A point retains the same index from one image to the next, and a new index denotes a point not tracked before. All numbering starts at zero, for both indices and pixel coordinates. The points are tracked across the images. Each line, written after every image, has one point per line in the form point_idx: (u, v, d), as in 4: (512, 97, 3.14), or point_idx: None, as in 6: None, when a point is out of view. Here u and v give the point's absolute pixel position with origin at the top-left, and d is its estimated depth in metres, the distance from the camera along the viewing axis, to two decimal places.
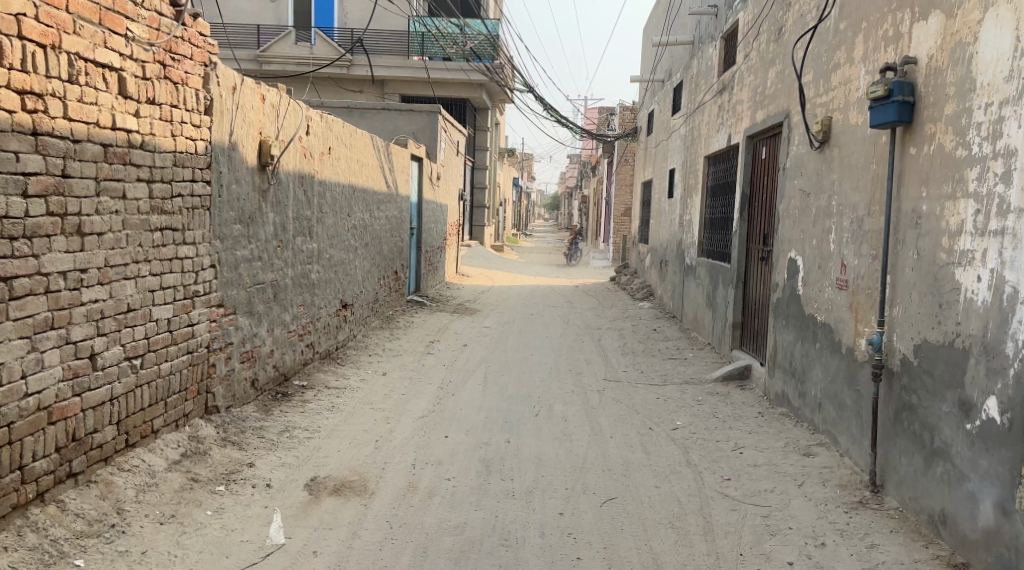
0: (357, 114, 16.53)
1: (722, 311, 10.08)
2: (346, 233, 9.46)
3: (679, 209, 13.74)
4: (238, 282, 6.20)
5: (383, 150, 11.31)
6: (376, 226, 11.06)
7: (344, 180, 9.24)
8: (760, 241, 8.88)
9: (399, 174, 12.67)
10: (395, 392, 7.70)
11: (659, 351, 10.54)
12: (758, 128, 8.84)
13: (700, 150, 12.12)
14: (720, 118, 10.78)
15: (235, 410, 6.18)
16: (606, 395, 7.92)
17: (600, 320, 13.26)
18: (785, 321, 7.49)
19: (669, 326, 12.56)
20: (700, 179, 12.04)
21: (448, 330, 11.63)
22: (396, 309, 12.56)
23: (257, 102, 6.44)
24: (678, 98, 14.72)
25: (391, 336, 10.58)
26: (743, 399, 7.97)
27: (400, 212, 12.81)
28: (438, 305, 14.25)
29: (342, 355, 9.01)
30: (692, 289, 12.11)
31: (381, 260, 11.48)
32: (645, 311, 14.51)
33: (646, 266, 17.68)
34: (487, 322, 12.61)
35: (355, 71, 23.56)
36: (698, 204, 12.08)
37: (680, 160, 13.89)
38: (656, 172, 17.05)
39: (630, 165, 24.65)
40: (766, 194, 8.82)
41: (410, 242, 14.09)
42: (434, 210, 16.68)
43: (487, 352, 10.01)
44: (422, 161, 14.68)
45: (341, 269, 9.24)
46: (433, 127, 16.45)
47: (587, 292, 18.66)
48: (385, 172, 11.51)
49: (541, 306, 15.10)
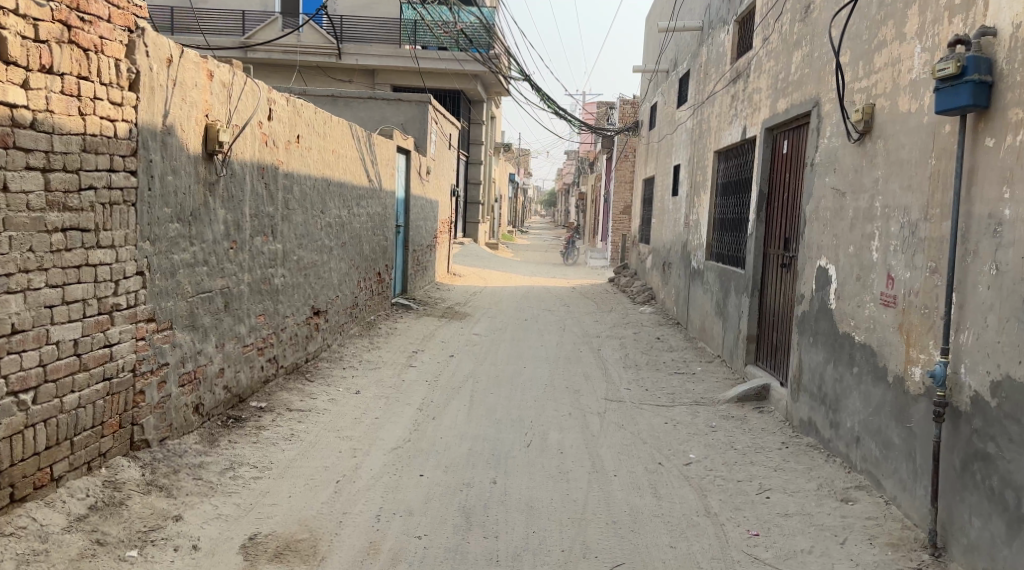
0: (343, 103, 15.59)
1: (733, 322, 9.17)
2: (319, 232, 8.51)
3: (684, 208, 12.80)
4: (175, 291, 5.28)
5: (364, 140, 10.35)
6: (356, 224, 10.13)
7: (316, 173, 8.31)
8: (779, 245, 7.98)
9: (384, 167, 11.74)
10: (368, 415, 6.76)
11: (665, 364, 9.60)
12: (778, 119, 7.93)
13: (710, 143, 11.19)
14: (733, 109, 9.87)
15: (171, 444, 5.26)
16: (608, 419, 7.01)
17: (599, 327, 12.33)
18: (813, 339, 6.57)
19: (674, 335, 11.65)
20: (709, 175, 11.11)
21: (434, 338, 10.69)
22: (379, 313, 11.62)
23: (203, 79, 5.53)
24: (684, 89, 13.78)
25: (371, 345, 9.65)
26: (763, 424, 7.05)
27: (385, 208, 11.87)
28: (425, 309, 13.32)
29: (311, 368, 8.06)
30: (699, 295, 11.19)
31: (362, 261, 10.53)
32: (647, 317, 13.58)
33: (647, 268, 16.78)
34: (477, 329, 11.67)
35: (344, 61, 22.66)
36: (706, 203, 11.16)
37: (686, 155, 12.98)
38: (659, 167, 16.14)
39: (630, 161, 23.76)
40: (786, 194, 7.91)
41: (396, 240, 13.15)
42: (424, 207, 15.75)
43: (475, 364, 9.08)
44: (410, 154, 13.73)
45: (313, 271, 8.30)
46: (423, 118, 15.52)
47: (584, 294, 17.75)
48: (367, 164, 10.56)
49: (536, 311, 14.17)
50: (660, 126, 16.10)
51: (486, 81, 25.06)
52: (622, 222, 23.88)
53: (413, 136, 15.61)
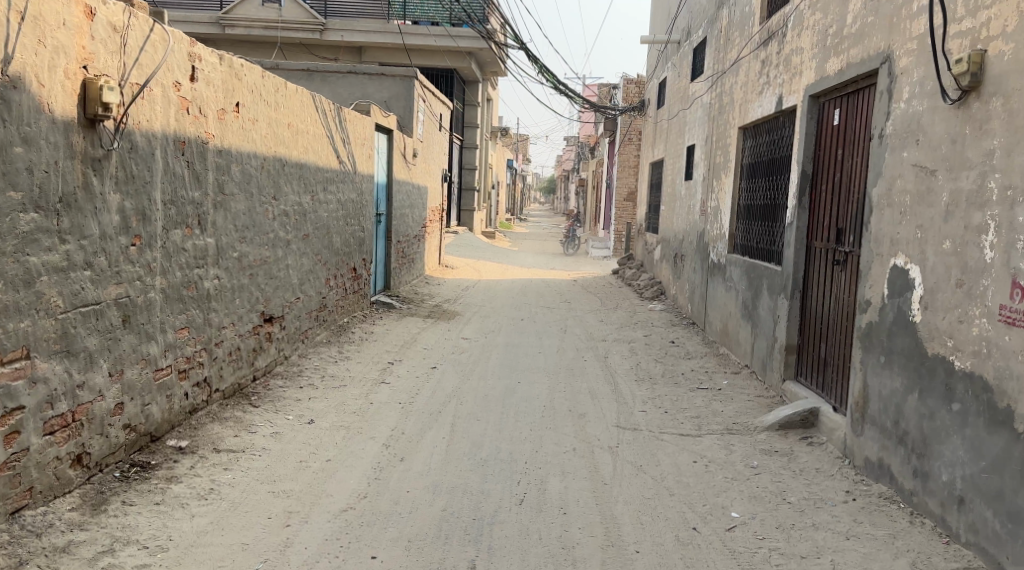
0: (319, 78, 14.12)
1: (766, 329, 7.76)
2: (272, 221, 7.10)
3: (700, 193, 11.40)
4: (35, 307, 3.93)
5: (332, 115, 8.94)
6: (323, 213, 8.69)
7: (266, 151, 6.89)
8: (831, 237, 6.59)
9: (360, 147, 10.29)
10: (321, 452, 5.35)
11: (684, 376, 8.17)
12: (830, 84, 6.53)
13: (733, 118, 9.76)
14: (764, 76, 8.43)
15: (30, 516, 3.92)
16: (621, 455, 5.60)
17: (604, 329, 10.92)
18: (884, 359, 5.16)
19: (691, 338, 10.24)
20: (731, 155, 9.70)
21: (415, 343, 9.27)
22: (355, 314, 10.18)
23: (75, 16, 4.12)
24: (700, 59, 12.36)
25: (340, 354, 8.21)
26: (816, 463, 5.64)
27: (361, 195, 10.43)
28: (410, 308, 11.90)
29: (258, 389, 6.63)
30: (720, 293, 9.77)
31: (331, 256, 9.10)
32: (658, 315, 12.17)
33: (656, 259, 15.37)
34: (465, 332, 10.26)
35: (329, 37, 21.10)
36: (728, 187, 9.75)
37: (702, 133, 11.54)
38: (669, 150, 14.70)
39: (634, 144, 22.31)
40: (840, 174, 6.51)
41: (376, 231, 11.71)
42: (411, 194, 14.32)
43: (460, 378, 7.68)
44: (392, 134, 12.28)
45: (261, 270, 6.84)
46: (409, 94, 14.08)
47: (586, 288, 16.32)
48: (336, 142, 9.14)
49: (534, 309, 12.74)
50: (671, 103, 14.64)
51: (481, 59, 23.54)
52: (626, 209, 22.45)
53: (398, 115, 14.16)
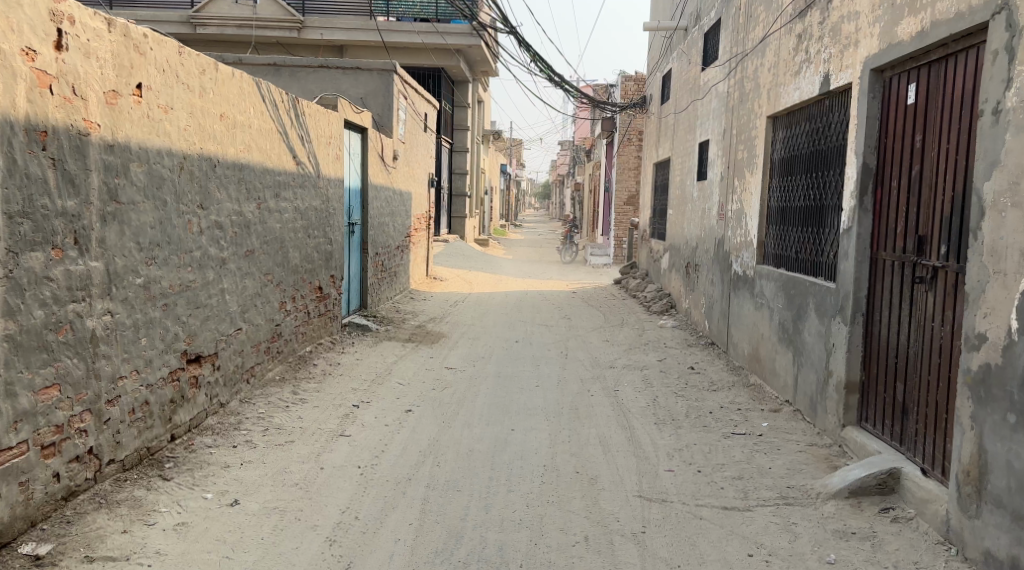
0: (286, 73, 12.67)
1: (816, 359, 6.30)
2: (196, 236, 5.66)
3: (717, 194, 10.01)
4: None
5: (284, 106, 7.51)
6: (274, 224, 7.23)
7: (183, 146, 5.44)
8: (906, 247, 5.15)
9: (324, 146, 8.83)
10: (243, 557, 3.95)
11: (714, 415, 6.73)
12: (904, 50, 5.09)
13: (759, 107, 8.35)
14: (801, 53, 7.03)
15: None
16: (650, 548, 4.19)
17: (611, 351, 9.50)
18: (1016, 419, 3.75)
19: (712, 362, 8.81)
20: (758, 148, 8.27)
21: (389, 376, 7.83)
22: (321, 342, 8.71)
23: None
24: (713, 44, 10.98)
25: (293, 396, 6.72)
26: (911, 552, 4.23)
27: (328, 202, 8.98)
28: (388, 329, 10.42)
29: (181, 452, 5.20)
30: (747, 310, 8.32)
31: (288, 275, 7.67)
32: (670, 333, 10.75)
33: (663, 269, 13.93)
34: (449, 359, 8.83)
35: (308, 35, 19.72)
36: (754, 187, 8.32)
37: (718, 128, 10.13)
38: (676, 148, 13.29)
39: (634, 145, 20.90)
40: (917, 166, 5.07)
41: (348, 243, 10.26)
42: (391, 200, 12.86)
43: (439, 423, 6.23)
44: (366, 132, 10.83)
45: (177, 299, 5.38)
46: (387, 91, 12.66)
47: (587, 300, 14.87)
48: (291, 139, 7.70)
49: (530, 328, 11.28)
50: (677, 96, 13.24)
51: (469, 57, 22.14)
52: (627, 214, 21.03)
53: (375, 113, 12.73)
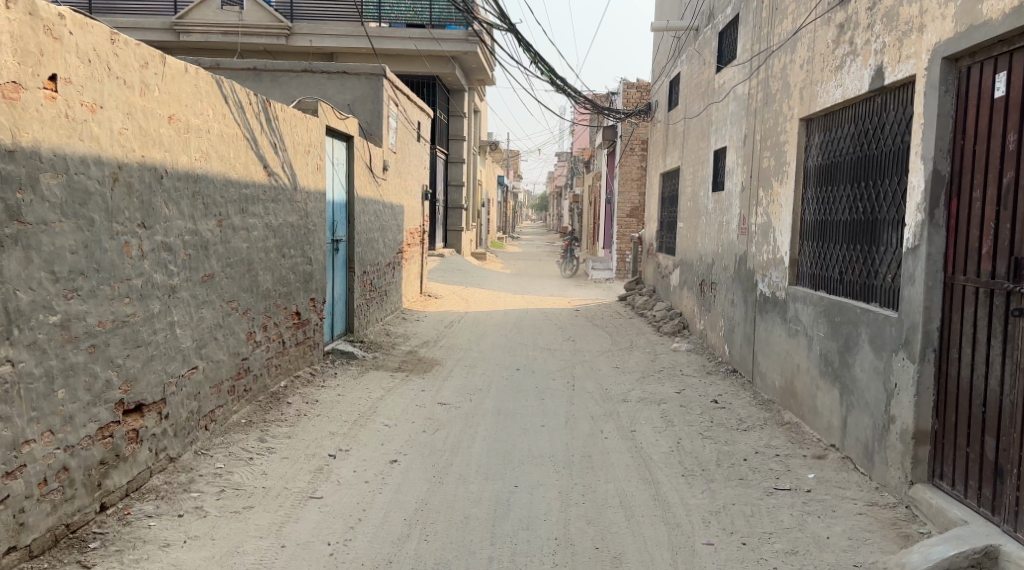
0: (269, 78, 11.78)
1: (872, 401, 5.38)
2: (137, 261, 4.76)
3: (737, 206, 9.12)
4: None
5: (252, 111, 6.60)
6: (239, 243, 6.29)
7: (118, 153, 4.53)
8: (996, 270, 4.25)
9: (302, 155, 7.90)
10: None
11: (750, 464, 5.79)
12: (992, 31, 4.24)
13: (789, 109, 7.45)
14: (844, 45, 6.13)
15: None
16: None
17: (624, 381, 8.57)
18: None
19: (738, 395, 7.89)
20: (788, 155, 7.39)
21: (374, 415, 6.89)
22: (299, 374, 7.76)
23: None
24: (729, 43, 10.11)
25: (260, 444, 5.77)
26: None
27: (308, 218, 8.05)
28: (377, 356, 9.48)
29: (114, 527, 4.30)
30: (778, 337, 7.41)
31: (259, 302, 6.75)
32: (685, 358, 9.83)
33: (673, 286, 13.01)
34: (442, 392, 7.90)
35: (296, 42, 18.83)
36: (785, 199, 7.42)
37: (738, 134, 9.23)
38: (686, 156, 12.40)
39: (637, 155, 20.02)
40: (1010, 172, 4.19)
41: (332, 262, 9.34)
42: (381, 214, 11.92)
43: (429, 478, 5.29)
44: (352, 140, 9.93)
45: (109, 338, 4.45)
46: (377, 97, 11.77)
47: (591, 319, 13.93)
48: (262, 148, 6.79)
49: (532, 352, 10.33)
50: (687, 102, 12.37)
51: (465, 65, 21.29)
52: (630, 226, 20.11)
53: (363, 121, 11.80)
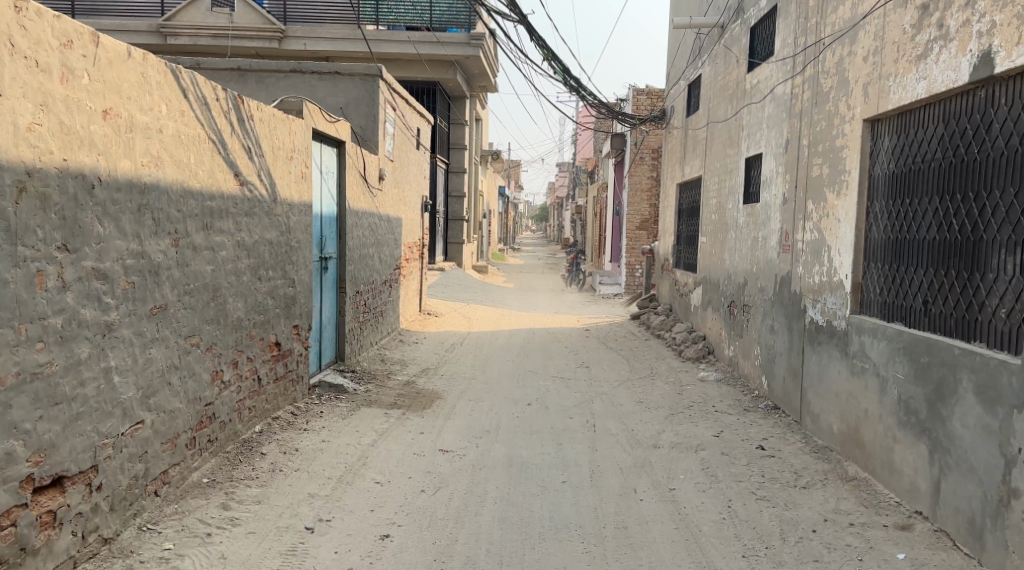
0: (254, 80, 10.73)
1: (982, 465, 4.36)
2: (52, 294, 3.78)
3: (778, 221, 8.08)
4: None
5: (223, 109, 5.59)
6: (202, 265, 5.25)
7: (23, 154, 3.62)
8: None
9: (284, 162, 6.85)
10: None
11: (824, 540, 4.75)
12: None
13: (849, 109, 6.43)
14: (930, 29, 5.17)
15: None
16: None
17: (652, 419, 7.52)
18: None
19: (786, 439, 6.84)
20: (849, 161, 6.37)
21: (363, 467, 5.83)
22: (278, 415, 6.68)
23: None
24: (765, 39, 9.08)
25: (221, 514, 4.71)
26: None
27: (290, 234, 7.00)
28: (370, 387, 8.42)
29: None
30: (839, 374, 6.34)
31: (227, 335, 5.69)
32: (716, 390, 8.77)
33: (694, 306, 11.96)
34: (443, 434, 6.84)
35: (290, 46, 17.84)
36: (845, 213, 6.41)
37: (778, 140, 8.19)
38: (710, 165, 11.38)
39: (648, 165, 19.01)
40: None
41: (319, 283, 8.28)
42: (377, 227, 10.87)
43: (429, 564, 4.32)
44: (344, 146, 8.89)
45: (11, 398, 3.55)
46: (373, 100, 10.73)
47: (604, 341, 12.87)
48: (234, 153, 5.77)
49: (543, 382, 9.25)
50: (711, 105, 11.35)
51: (467, 71, 20.29)
52: (640, 239, 19.09)
53: (357, 126, 10.75)
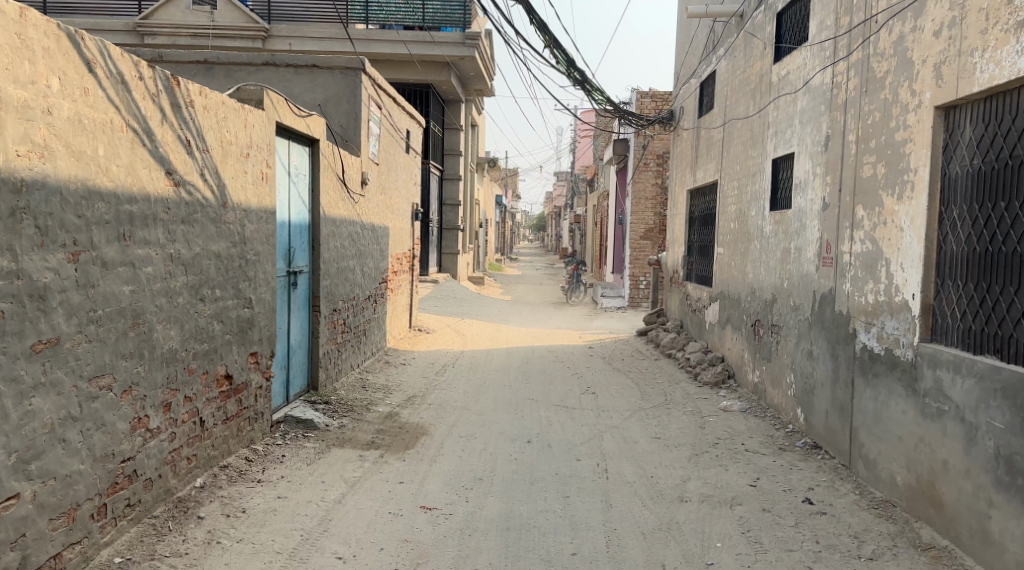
0: (222, 73, 9.60)
1: None
2: None
3: (816, 230, 6.98)
4: None
5: (153, 91, 4.54)
6: (116, 286, 4.15)
7: None
8: None
9: (237, 160, 5.73)
10: None
11: None
12: None
13: (914, 96, 5.35)
14: None
15: None
16: None
17: (674, 462, 6.40)
18: None
19: (838, 490, 5.73)
20: (916, 157, 5.29)
21: (324, 532, 4.71)
22: (227, 464, 5.55)
23: None
24: (797, 24, 8.00)
25: None
26: None
27: (246, 245, 5.86)
28: (345, 421, 7.29)
29: None
30: (907, 416, 5.24)
31: (156, 373, 4.59)
32: (743, 423, 7.64)
33: (710, 323, 10.84)
34: (426, 483, 5.72)
35: (274, 46, 16.52)
36: (910, 220, 5.32)
37: (816, 137, 7.10)
38: (727, 169, 10.30)
39: (652, 171, 17.94)
40: None
41: (286, 301, 7.14)
42: (359, 237, 9.75)
43: None
44: (317, 146, 7.77)
45: None
46: (355, 97, 9.60)
47: (609, 361, 11.75)
48: (168, 147, 4.70)
49: (545, 413, 8.13)
50: (729, 102, 10.28)
51: (462, 73, 19.20)
52: (644, 249, 17.96)
53: (337, 124, 9.63)
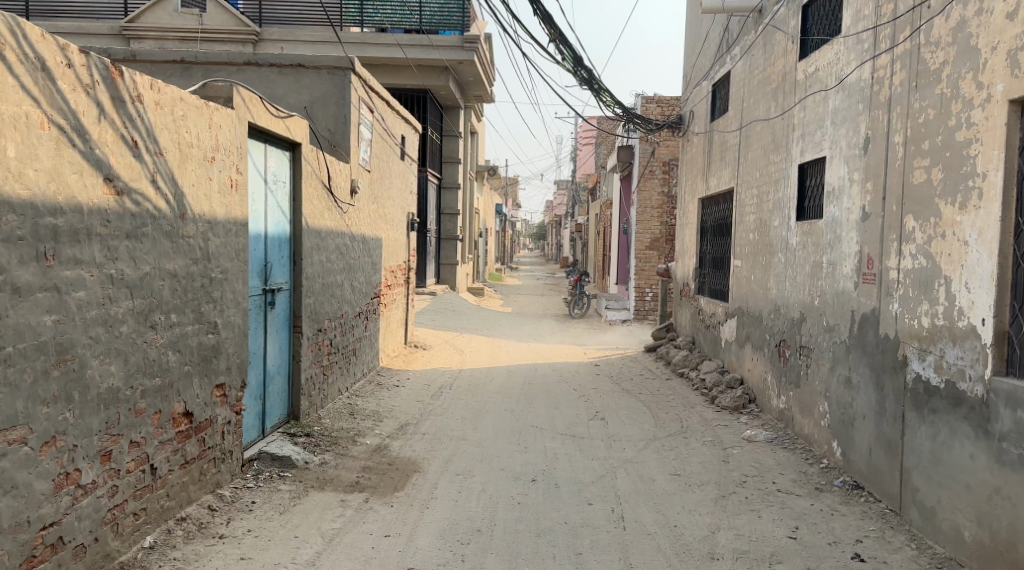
0: (200, 74, 8.85)
1: None
2: None
3: (854, 242, 6.24)
4: None
5: (91, 81, 3.88)
6: (32, 316, 3.55)
7: None
8: None
9: (199, 164, 4.99)
10: None
11: None
12: None
13: (980, 89, 4.62)
14: None
15: None
16: None
17: (700, 506, 5.64)
18: None
19: (890, 543, 4.98)
20: (984, 159, 4.56)
21: None
22: (185, 515, 4.79)
23: None
24: (828, 16, 7.28)
25: None
26: None
27: (210, 261, 5.11)
28: (327, 456, 6.53)
29: None
30: (976, 461, 4.50)
31: (91, 417, 3.86)
32: (771, 456, 6.88)
33: (726, 341, 10.08)
34: (415, 534, 4.99)
35: (265, 49, 15.82)
36: (977, 232, 4.58)
37: (852, 140, 6.37)
38: (744, 175, 9.57)
39: (658, 179, 17.13)
40: None
41: (260, 324, 6.37)
42: (348, 249, 9.01)
43: None
44: (298, 150, 7.02)
45: None
46: (344, 97, 8.84)
47: (618, 381, 10.99)
48: (111, 147, 4.00)
49: (550, 444, 7.37)
50: (747, 104, 9.54)
51: (461, 78, 18.50)
52: (651, 260, 17.29)
53: (324, 128, 8.88)
